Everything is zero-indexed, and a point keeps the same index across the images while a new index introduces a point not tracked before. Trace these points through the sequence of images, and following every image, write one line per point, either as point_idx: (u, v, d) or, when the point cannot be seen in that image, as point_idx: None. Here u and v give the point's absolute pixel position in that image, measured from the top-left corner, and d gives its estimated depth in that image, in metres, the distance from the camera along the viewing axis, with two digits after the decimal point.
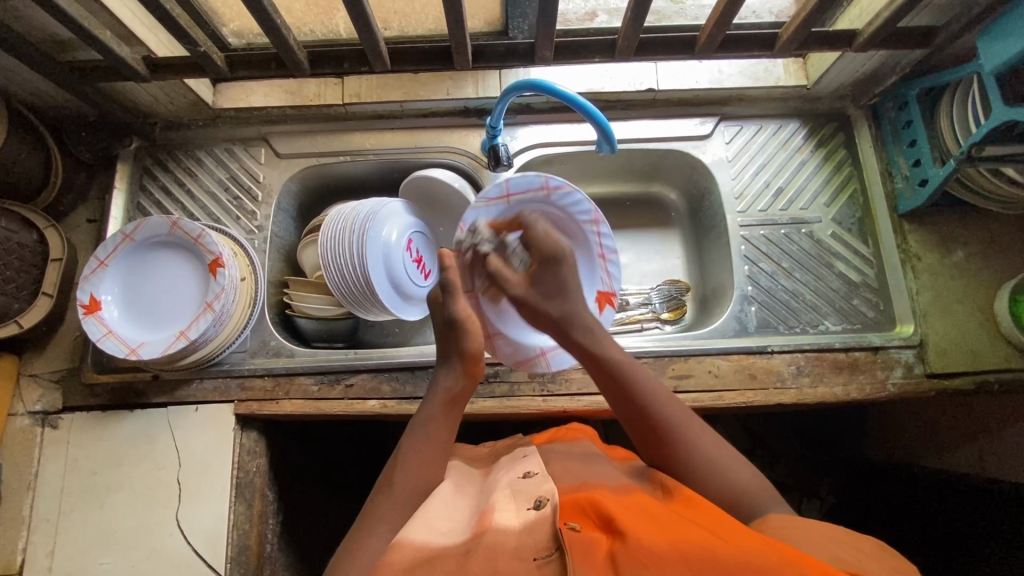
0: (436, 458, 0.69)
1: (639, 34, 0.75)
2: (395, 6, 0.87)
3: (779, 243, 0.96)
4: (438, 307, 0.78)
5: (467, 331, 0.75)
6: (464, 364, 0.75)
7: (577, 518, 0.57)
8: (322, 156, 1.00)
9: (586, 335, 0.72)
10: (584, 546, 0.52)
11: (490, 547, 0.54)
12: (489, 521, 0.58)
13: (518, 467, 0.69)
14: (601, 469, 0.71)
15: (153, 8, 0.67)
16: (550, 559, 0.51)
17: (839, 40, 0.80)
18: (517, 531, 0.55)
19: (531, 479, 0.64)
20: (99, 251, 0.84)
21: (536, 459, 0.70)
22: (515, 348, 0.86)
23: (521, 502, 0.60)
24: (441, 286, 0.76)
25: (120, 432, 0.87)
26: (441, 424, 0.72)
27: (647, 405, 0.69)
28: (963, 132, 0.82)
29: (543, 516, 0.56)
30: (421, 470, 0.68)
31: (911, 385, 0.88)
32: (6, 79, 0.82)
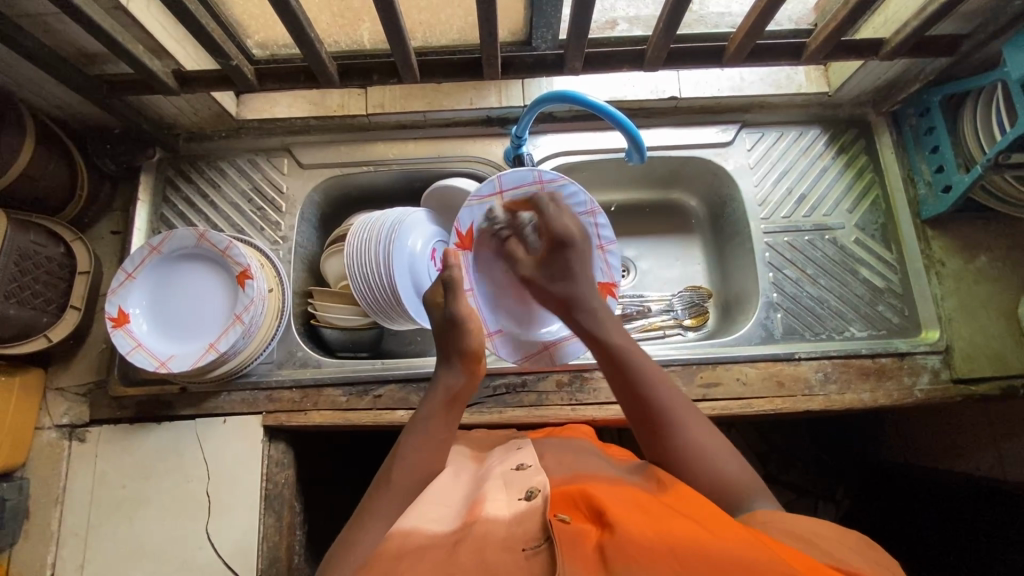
0: (436, 454, 0.69)
1: (669, 44, 0.75)
2: (420, 17, 0.84)
3: (803, 250, 0.96)
4: (436, 306, 0.76)
5: (466, 328, 0.74)
6: (464, 361, 0.74)
7: (565, 501, 0.55)
8: (345, 166, 1.00)
9: (591, 322, 0.72)
10: (570, 529, 0.50)
11: (479, 538, 0.52)
12: (480, 513, 0.57)
13: (512, 458, 0.68)
14: (587, 459, 0.68)
15: (188, 24, 0.67)
16: (538, 548, 0.49)
17: (867, 49, 0.81)
18: (504, 522, 0.54)
19: (523, 471, 0.63)
20: (127, 263, 0.84)
21: (532, 451, 0.69)
22: (516, 344, 0.91)
23: (512, 492, 0.59)
24: (444, 285, 0.76)
25: (148, 445, 0.87)
26: (444, 421, 0.71)
27: (646, 390, 0.67)
28: (987, 139, 0.82)
29: (534, 505, 0.55)
30: (421, 463, 0.67)
31: (938, 390, 0.88)
32: (34, 93, 0.82)
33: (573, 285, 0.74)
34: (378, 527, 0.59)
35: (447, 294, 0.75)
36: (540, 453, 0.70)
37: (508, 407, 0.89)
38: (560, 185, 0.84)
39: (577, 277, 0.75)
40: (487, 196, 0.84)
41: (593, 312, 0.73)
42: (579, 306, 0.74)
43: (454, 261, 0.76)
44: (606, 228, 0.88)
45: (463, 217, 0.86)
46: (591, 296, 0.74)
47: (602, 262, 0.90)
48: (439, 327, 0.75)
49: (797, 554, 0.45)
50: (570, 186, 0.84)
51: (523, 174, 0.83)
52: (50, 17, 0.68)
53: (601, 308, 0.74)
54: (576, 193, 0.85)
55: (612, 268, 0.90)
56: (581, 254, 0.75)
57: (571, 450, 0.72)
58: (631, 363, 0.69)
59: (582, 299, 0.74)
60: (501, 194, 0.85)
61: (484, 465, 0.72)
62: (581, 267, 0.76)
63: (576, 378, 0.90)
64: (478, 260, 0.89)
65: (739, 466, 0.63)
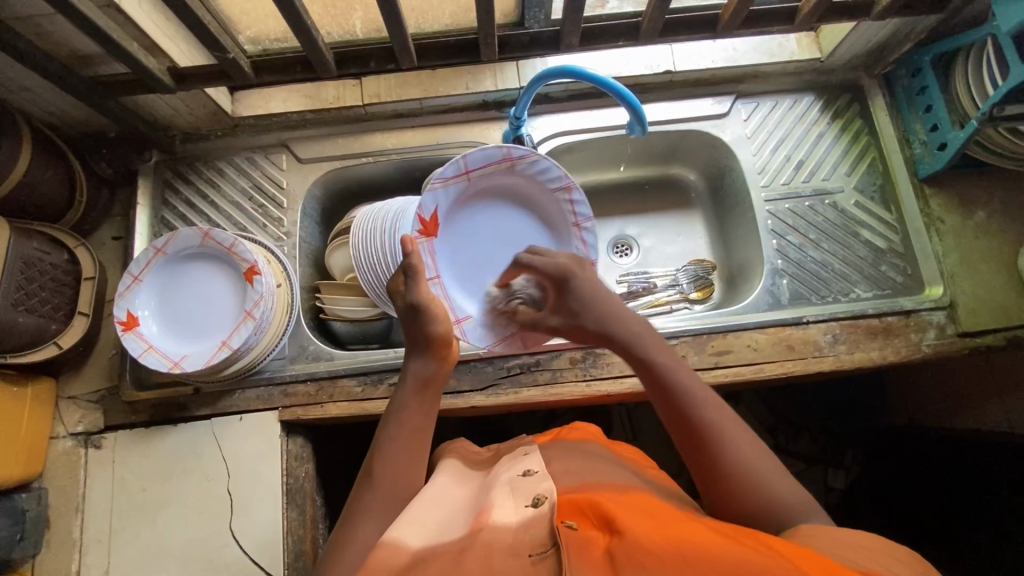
0: (417, 448, 0.67)
1: (664, 15, 0.76)
2: (413, 3, 0.84)
3: (805, 216, 0.97)
4: (398, 294, 0.75)
5: (430, 313, 0.72)
6: (430, 347, 0.72)
7: (574, 506, 0.55)
8: (344, 159, 0.99)
9: (630, 335, 0.69)
10: (578, 538, 0.50)
11: (486, 543, 0.51)
12: (486, 519, 0.56)
13: (517, 465, 0.67)
14: (599, 463, 0.68)
15: (185, 17, 0.67)
16: (545, 555, 0.49)
17: (858, 11, 0.82)
18: (511, 528, 0.53)
19: (531, 478, 0.61)
20: (132, 267, 0.84)
21: (537, 455, 0.68)
22: (486, 330, 0.85)
23: (519, 499, 0.58)
24: (405, 271, 0.73)
25: (165, 447, 0.87)
26: (421, 412, 0.69)
27: (696, 413, 0.62)
28: (980, 94, 0.83)
29: (539, 512, 0.54)
30: (407, 458, 0.65)
31: (945, 345, 0.90)
32: (28, 99, 0.81)
33: (603, 301, 0.71)
34: (374, 528, 0.60)
35: (409, 279, 0.74)
36: (548, 462, 0.69)
37: (523, 388, 0.89)
38: (531, 160, 0.84)
39: (605, 296, 0.72)
40: (451, 176, 0.83)
41: (633, 331, 0.69)
42: (616, 327, 0.70)
43: (412, 247, 0.74)
44: (582, 204, 0.87)
45: (428, 202, 0.83)
46: (623, 314, 0.71)
47: (578, 241, 0.89)
48: (404, 313, 0.73)
49: (813, 555, 0.43)
50: (541, 162, 0.84)
51: (490, 152, 0.82)
52: (43, 18, 0.68)
53: (642, 331, 0.70)
54: (547, 167, 0.85)
55: (589, 246, 0.88)
56: (585, 287, 0.72)
57: (580, 459, 0.69)
58: (675, 382, 0.64)
59: (616, 317, 0.70)
60: (467, 173, 0.84)
61: (490, 473, 0.70)
62: (601, 289, 0.72)
63: (588, 354, 0.90)
64: (446, 248, 0.86)
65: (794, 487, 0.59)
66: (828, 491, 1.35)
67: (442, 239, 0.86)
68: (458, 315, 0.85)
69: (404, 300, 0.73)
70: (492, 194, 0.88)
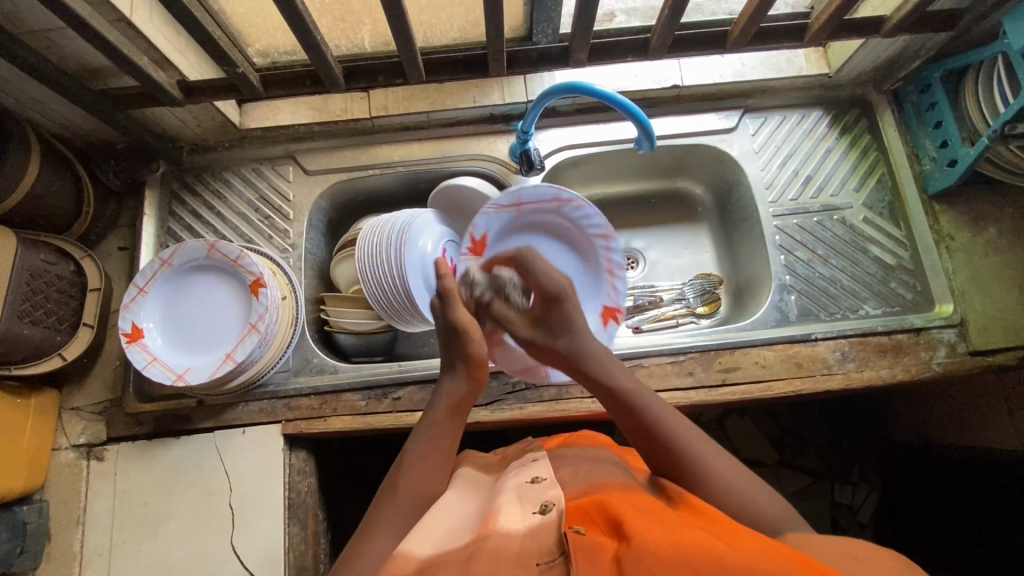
0: (441, 464, 0.66)
1: (674, 32, 0.76)
2: (422, 17, 0.84)
3: (813, 232, 0.97)
4: (436, 315, 0.75)
5: (469, 333, 0.72)
6: (468, 367, 0.72)
7: (581, 512, 0.53)
8: (351, 171, 0.99)
9: (603, 373, 0.69)
10: (586, 542, 0.47)
11: (493, 549, 0.50)
12: (493, 525, 0.55)
13: (524, 473, 0.67)
14: (601, 467, 0.66)
15: (195, 32, 0.67)
16: (553, 563, 0.47)
17: (867, 27, 0.81)
18: (518, 535, 0.52)
19: (539, 487, 0.60)
20: (138, 278, 0.84)
21: (549, 464, 0.68)
22: (513, 358, 0.84)
23: (525, 507, 0.57)
24: (442, 294, 0.76)
25: (167, 460, 0.86)
26: (449, 427, 0.69)
27: (652, 423, 0.63)
28: (990, 112, 0.83)
29: (548, 521, 0.53)
30: (426, 475, 0.64)
31: (956, 363, 0.89)
32: (36, 111, 0.82)
33: (575, 336, 0.72)
34: (386, 543, 0.57)
35: (449, 300, 0.75)
36: (557, 466, 0.68)
37: (528, 404, 0.88)
38: (577, 206, 0.87)
39: (579, 330, 0.73)
40: (505, 207, 0.88)
41: (598, 357, 0.70)
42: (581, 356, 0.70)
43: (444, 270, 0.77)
44: (616, 253, 0.90)
45: (479, 224, 0.88)
46: (589, 345, 0.71)
47: (608, 285, 0.92)
48: (444, 334, 0.74)
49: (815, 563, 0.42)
50: (584, 208, 0.87)
51: (542, 191, 0.86)
52: (54, 32, 0.68)
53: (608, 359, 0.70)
54: (590, 215, 0.87)
55: (617, 292, 0.91)
56: (573, 307, 0.74)
57: (588, 464, 0.68)
58: (630, 402, 0.65)
59: (578, 347, 0.71)
60: (521, 206, 0.88)
61: (498, 481, 0.70)
62: (582, 321, 0.74)
63: None
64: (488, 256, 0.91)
65: (765, 497, 0.58)
66: (834, 507, 1.31)
67: (485, 262, 0.90)
68: (493, 341, 0.84)
69: (442, 322, 0.74)
70: (538, 228, 0.92)
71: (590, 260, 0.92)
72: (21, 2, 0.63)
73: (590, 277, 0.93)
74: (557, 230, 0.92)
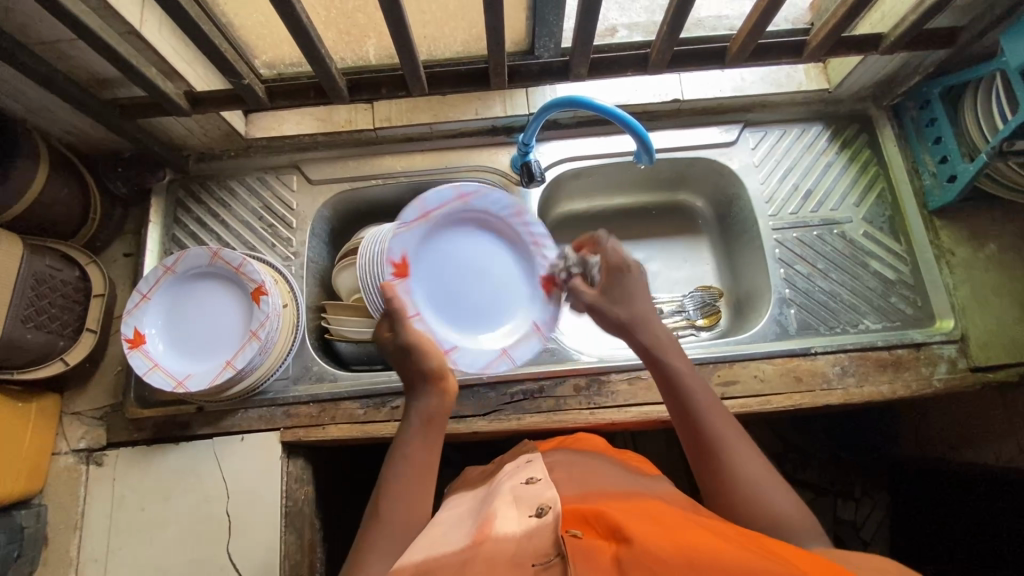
0: (424, 478, 0.63)
1: (673, 46, 0.78)
2: (425, 31, 0.86)
3: (813, 246, 0.97)
4: (386, 340, 0.73)
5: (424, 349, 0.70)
6: (433, 382, 0.70)
7: (577, 517, 0.54)
8: (354, 180, 1.01)
9: (652, 343, 0.70)
10: (584, 546, 0.49)
11: (491, 550, 0.50)
12: (490, 528, 0.54)
13: (520, 475, 0.67)
14: (598, 471, 0.67)
15: (203, 45, 0.68)
16: (549, 564, 0.47)
17: (866, 44, 0.82)
18: (515, 537, 0.52)
19: (534, 488, 0.61)
20: (141, 285, 0.85)
21: (544, 465, 0.69)
22: (472, 357, 0.84)
23: (522, 509, 0.57)
24: (389, 316, 0.73)
25: (165, 466, 0.87)
26: (430, 440, 0.66)
27: (694, 408, 0.64)
28: (989, 128, 0.83)
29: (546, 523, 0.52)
30: (412, 497, 0.62)
31: (956, 379, 0.88)
32: (46, 119, 0.83)
33: (634, 306, 0.72)
34: (381, 568, 0.56)
35: (394, 325, 0.73)
36: (552, 469, 0.68)
37: (526, 414, 0.88)
38: (482, 194, 0.85)
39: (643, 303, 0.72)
40: (413, 221, 0.81)
41: (650, 334, 0.70)
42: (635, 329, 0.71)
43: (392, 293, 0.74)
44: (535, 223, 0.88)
45: (393, 246, 0.81)
46: (647, 320, 0.71)
47: (539, 260, 0.89)
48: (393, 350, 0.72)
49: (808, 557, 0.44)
50: (489, 195, 0.86)
51: (444, 192, 0.82)
52: (65, 43, 0.69)
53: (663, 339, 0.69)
54: (497, 199, 0.86)
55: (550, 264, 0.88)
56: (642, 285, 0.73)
57: (584, 466, 0.68)
58: (674, 381, 0.66)
59: (636, 321, 0.71)
60: (426, 216, 0.83)
61: (493, 484, 0.71)
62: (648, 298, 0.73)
63: (593, 382, 0.89)
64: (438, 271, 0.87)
65: (790, 501, 0.58)
66: (837, 523, 1.29)
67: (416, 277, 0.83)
68: (443, 347, 0.82)
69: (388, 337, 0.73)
70: (468, 227, 0.88)
71: (513, 244, 0.89)
72: (34, 15, 0.65)
73: (518, 258, 0.89)
74: (478, 222, 0.87)
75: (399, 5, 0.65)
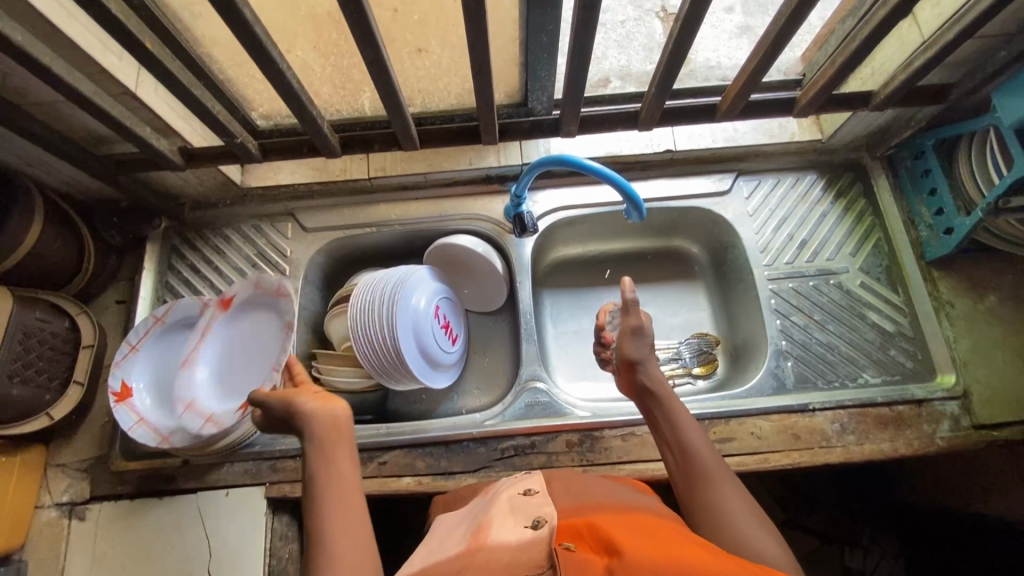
0: (353, 505, 0.57)
1: (662, 105, 0.78)
2: (419, 85, 0.86)
3: (809, 296, 0.96)
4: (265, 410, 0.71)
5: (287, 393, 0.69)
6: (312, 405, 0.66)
7: (570, 531, 0.52)
8: (348, 228, 1.01)
9: (658, 388, 0.73)
10: (576, 555, 0.48)
11: (484, 560, 0.49)
12: (484, 539, 0.53)
13: (517, 486, 0.64)
14: (596, 486, 0.66)
15: (197, 108, 0.69)
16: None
17: (856, 101, 0.83)
18: (511, 547, 0.50)
19: (531, 498, 0.59)
20: (130, 335, 0.85)
21: (540, 475, 0.67)
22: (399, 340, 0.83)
23: (518, 519, 0.55)
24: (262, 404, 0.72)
25: (149, 521, 0.85)
26: (333, 450, 0.61)
27: (686, 446, 0.66)
28: (986, 183, 0.83)
29: (539, 534, 0.50)
30: (342, 508, 0.56)
31: (960, 438, 0.86)
32: (45, 173, 0.84)
33: (650, 358, 0.76)
34: None
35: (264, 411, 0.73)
36: (548, 482, 0.67)
37: (517, 472, 0.86)
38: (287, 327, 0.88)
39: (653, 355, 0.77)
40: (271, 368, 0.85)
41: (653, 373, 0.74)
42: (640, 370, 0.75)
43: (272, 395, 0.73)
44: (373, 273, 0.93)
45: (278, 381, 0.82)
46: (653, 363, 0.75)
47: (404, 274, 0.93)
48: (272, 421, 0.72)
49: None
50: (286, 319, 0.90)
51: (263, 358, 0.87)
52: (62, 104, 0.70)
53: (666, 388, 0.73)
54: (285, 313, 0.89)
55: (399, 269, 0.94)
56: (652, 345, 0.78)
57: (580, 482, 0.67)
58: (671, 418, 0.70)
59: (643, 363, 0.75)
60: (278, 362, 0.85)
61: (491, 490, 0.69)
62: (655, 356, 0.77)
63: (586, 438, 0.87)
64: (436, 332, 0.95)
65: (776, 545, 0.56)
66: (845, 573, 1.18)
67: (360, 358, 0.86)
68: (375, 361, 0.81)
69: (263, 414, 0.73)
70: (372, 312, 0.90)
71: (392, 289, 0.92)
72: (33, 83, 0.66)
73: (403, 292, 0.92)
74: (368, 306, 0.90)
75: (389, 72, 0.66)
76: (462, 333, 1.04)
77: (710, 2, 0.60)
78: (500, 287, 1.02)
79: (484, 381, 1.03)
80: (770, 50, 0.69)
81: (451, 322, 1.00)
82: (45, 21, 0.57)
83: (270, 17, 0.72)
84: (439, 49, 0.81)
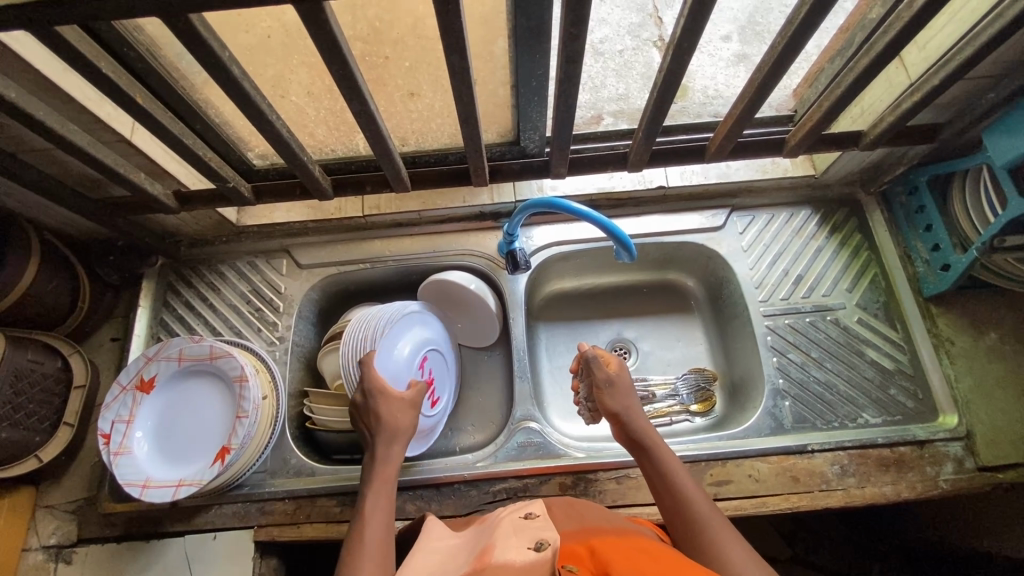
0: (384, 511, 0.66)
1: (650, 147, 0.79)
2: (412, 126, 0.87)
3: (806, 332, 0.95)
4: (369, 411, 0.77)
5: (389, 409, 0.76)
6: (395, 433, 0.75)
7: (573, 554, 0.50)
8: (343, 265, 1.01)
9: (644, 433, 0.72)
10: None
11: None
12: (488, 558, 0.49)
13: (517, 509, 0.62)
14: (596, 511, 0.63)
15: (190, 156, 0.70)
16: None
17: (846, 140, 0.83)
18: (515, 567, 0.46)
19: (533, 523, 0.56)
20: (121, 376, 0.84)
21: (540, 503, 0.64)
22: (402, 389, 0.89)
23: (521, 541, 0.51)
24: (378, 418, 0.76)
25: (135, 565, 0.84)
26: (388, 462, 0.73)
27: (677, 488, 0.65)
28: (981, 220, 0.82)
29: (544, 556, 0.47)
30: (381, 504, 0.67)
31: (964, 480, 0.83)
32: (43, 214, 0.86)
33: (629, 403, 0.75)
34: None
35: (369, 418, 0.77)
36: (548, 507, 0.64)
37: None
38: (246, 383, 0.84)
39: (632, 401, 0.76)
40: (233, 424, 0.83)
41: (639, 425, 0.73)
42: (626, 423, 0.73)
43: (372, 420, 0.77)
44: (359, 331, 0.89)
45: (240, 439, 0.81)
46: (638, 416, 0.74)
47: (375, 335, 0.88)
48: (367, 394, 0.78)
49: None
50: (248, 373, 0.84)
51: (228, 409, 0.85)
52: (58, 152, 0.72)
53: (653, 434, 0.72)
54: (237, 365, 0.84)
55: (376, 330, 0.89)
56: (630, 391, 0.78)
57: (581, 508, 0.63)
58: (659, 465, 0.68)
59: (627, 414, 0.74)
60: (240, 415, 0.83)
61: (488, 518, 0.66)
62: (634, 401, 0.76)
63: (579, 480, 0.86)
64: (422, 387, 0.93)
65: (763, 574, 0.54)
66: None
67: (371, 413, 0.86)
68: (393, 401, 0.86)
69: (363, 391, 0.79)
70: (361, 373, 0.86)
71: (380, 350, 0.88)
72: (30, 133, 0.68)
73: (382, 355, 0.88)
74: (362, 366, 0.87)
75: (377, 120, 0.67)
76: (449, 396, 1.00)
77: (691, 58, 0.61)
78: (493, 323, 1.01)
79: (478, 418, 1.02)
80: (754, 97, 0.69)
81: (436, 380, 0.97)
82: (43, 77, 0.59)
83: (266, 67, 0.74)
84: (431, 93, 0.82)
